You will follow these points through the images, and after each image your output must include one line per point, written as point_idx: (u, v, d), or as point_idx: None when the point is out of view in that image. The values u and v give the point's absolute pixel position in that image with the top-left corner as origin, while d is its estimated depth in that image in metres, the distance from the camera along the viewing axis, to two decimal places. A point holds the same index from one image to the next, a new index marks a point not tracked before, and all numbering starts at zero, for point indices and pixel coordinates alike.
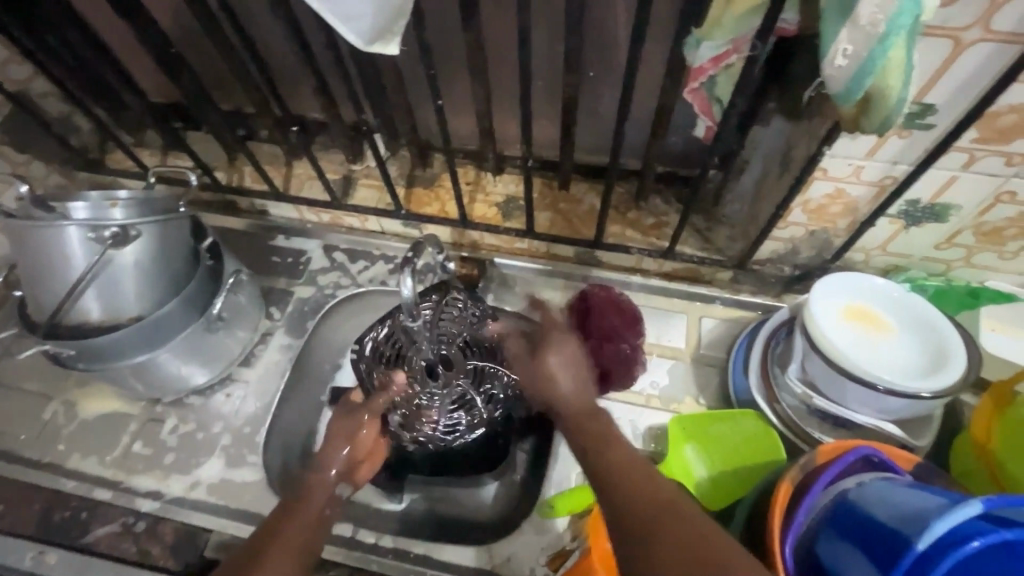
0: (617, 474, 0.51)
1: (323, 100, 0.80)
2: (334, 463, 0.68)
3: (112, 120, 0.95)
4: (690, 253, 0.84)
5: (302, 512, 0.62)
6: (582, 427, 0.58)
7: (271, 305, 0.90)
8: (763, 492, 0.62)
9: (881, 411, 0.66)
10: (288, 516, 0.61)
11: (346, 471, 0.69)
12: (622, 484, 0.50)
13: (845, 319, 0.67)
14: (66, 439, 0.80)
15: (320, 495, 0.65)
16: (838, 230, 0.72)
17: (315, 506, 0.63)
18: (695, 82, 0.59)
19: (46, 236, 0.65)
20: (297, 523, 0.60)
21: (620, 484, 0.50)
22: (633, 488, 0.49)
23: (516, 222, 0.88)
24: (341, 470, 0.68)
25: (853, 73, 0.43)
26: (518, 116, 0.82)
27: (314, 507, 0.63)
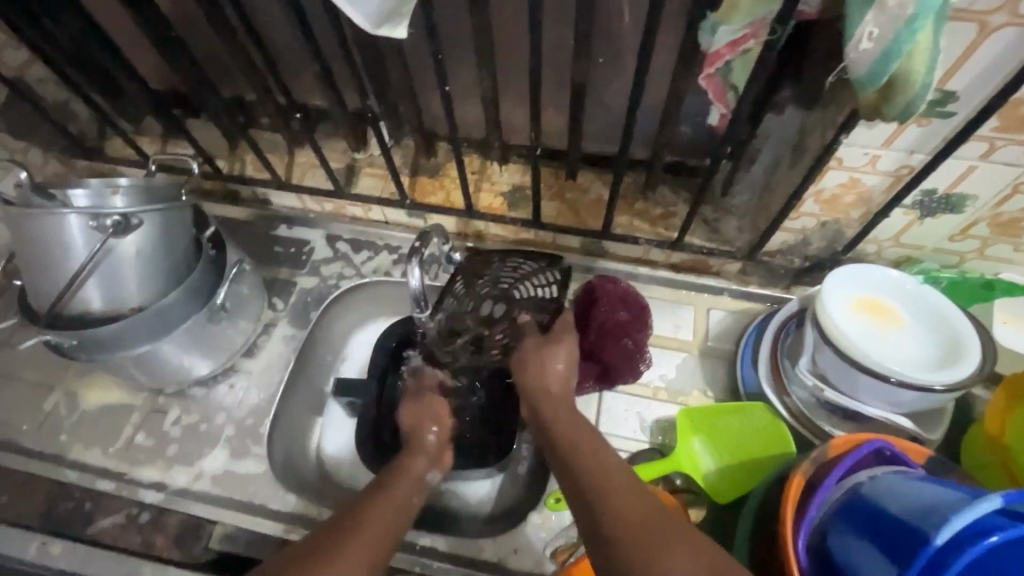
0: (598, 489, 0.50)
1: (327, 86, 0.78)
2: (423, 448, 0.69)
3: (110, 107, 0.93)
4: (699, 244, 0.83)
5: (387, 498, 0.60)
6: (570, 440, 0.59)
7: (274, 295, 0.89)
8: (774, 485, 0.62)
9: (893, 404, 0.65)
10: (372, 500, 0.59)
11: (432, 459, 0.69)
12: (604, 500, 0.49)
13: (858, 311, 0.66)
14: (68, 430, 0.80)
15: (406, 483, 0.64)
16: (851, 221, 0.71)
17: (400, 492, 0.62)
18: (711, 67, 0.58)
19: (45, 224, 0.63)
20: (382, 506, 0.58)
21: (602, 498, 0.49)
22: (615, 502, 0.48)
23: (522, 211, 0.87)
24: (429, 458, 0.69)
25: (878, 56, 0.42)
26: (525, 104, 0.80)
27: (403, 493, 0.62)
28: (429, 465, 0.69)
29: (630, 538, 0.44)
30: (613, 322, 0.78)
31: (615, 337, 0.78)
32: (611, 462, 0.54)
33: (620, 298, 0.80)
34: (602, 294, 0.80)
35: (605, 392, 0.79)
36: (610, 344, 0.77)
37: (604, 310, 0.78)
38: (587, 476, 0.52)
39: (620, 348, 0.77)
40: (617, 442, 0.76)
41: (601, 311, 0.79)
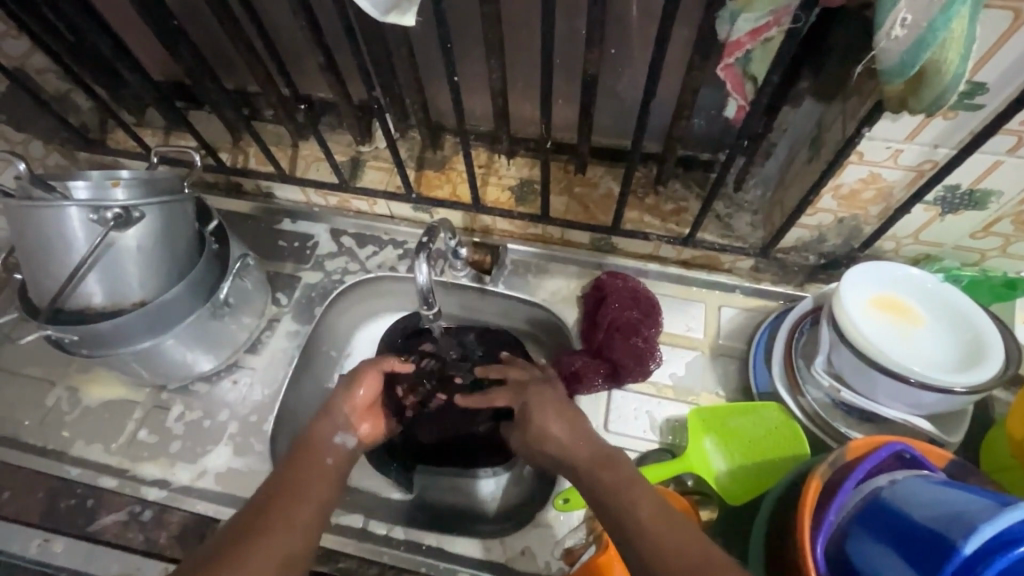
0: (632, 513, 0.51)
1: (331, 77, 0.77)
2: (335, 411, 0.69)
3: (111, 97, 0.92)
4: (711, 240, 0.80)
5: (306, 468, 0.62)
6: (595, 472, 0.57)
7: (277, 290, 0.88)
8: (791, 487, 0.60)
9: (911, 405, 0.64)
10: (297, 468, 0.61)
11: (344, 423, 0.69)
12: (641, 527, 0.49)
13: (877, 309, 0.65)
14: (70, 426, 0.79)
15: (320, 454, 0.64)
16: (869, 217, 0.69)
17: (315, 458, 0.63)
18: (730, 58, 0.55)
19: (45, 217, 0.62)
20: (308, 476, 0.61)
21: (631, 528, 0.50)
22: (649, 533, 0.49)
23: (530, 206, 0.85)
24: (341, 420, 0.68)
25: (912, 45, 0.41)
26: (535, 95, 0.78)
27: (311, 463, 0.63)
28: (340, 429, 0.67)
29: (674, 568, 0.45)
30: (625, 321, 0.76)
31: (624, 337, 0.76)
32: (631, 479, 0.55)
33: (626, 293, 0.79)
34: (612, 292, 0.78)
35: (614, 391, 0.78)
36: (621, 349, 0.75)
37: (612, 312, 0.77)
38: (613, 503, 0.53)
39: (630, 351, 0.75)
40: (626, 441, 0.75)
41: (610, 312, 0.77)
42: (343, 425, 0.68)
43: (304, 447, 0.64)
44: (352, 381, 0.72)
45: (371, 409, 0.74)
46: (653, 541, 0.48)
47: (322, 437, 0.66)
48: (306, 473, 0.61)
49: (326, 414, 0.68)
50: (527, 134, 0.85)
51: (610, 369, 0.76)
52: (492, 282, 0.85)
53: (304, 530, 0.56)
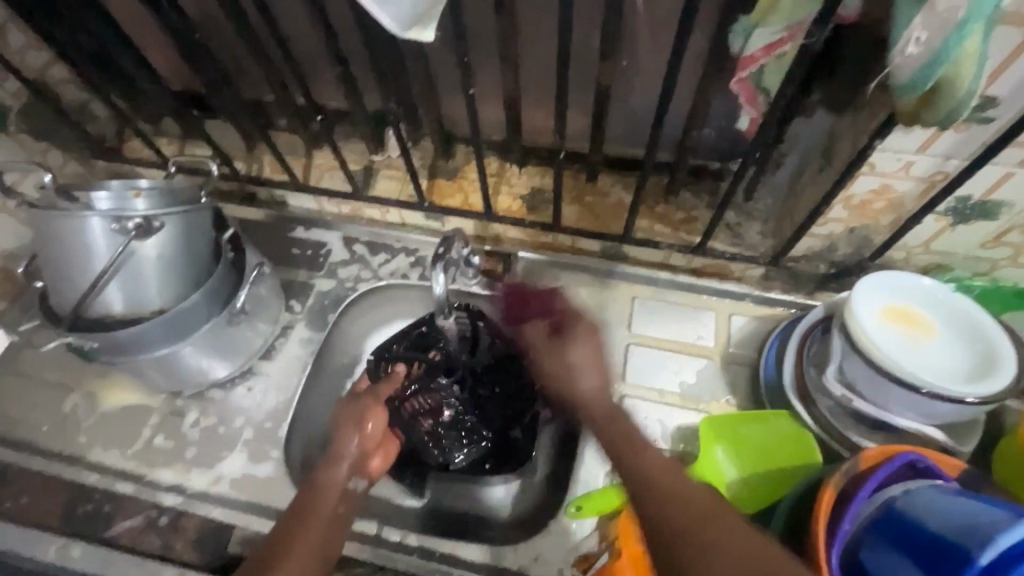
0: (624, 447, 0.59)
1: (347, 88, 0.78)
2: (347, 453, 0.67)
3: (129, 107, 0.93)
4: (722, 249, 0.81)
5: (318, 511, 0.62)
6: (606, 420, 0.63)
7: (291, 297, 0.89)
8: (803, 495, 0.61)
9: (924, 415, 0.64)
10: (308, 511, 0.62)
11: (356, 465, 0.68)
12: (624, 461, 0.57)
13: (889, 319, 0.65)
14: (88, 431, 0.80)
15: (331, 494, 0.64)
16: (880, 226, 0.69)
17: (326, 506, 0.63)
18: (745, 71, 0.56)
19: (70, 226, 0.63)
20: (318, 525, 0.61)
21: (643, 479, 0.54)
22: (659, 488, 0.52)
23: (542, 215, 0.86)
24: (352, 463, 0.67)
25: (925, 61, 0.42)
26: (547, 106, 0.79)
27: (325, 503, 0.63)
28: (353, 471, 0.67)
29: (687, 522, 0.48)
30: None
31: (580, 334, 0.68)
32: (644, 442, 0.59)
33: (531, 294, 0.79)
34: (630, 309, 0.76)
35: (625, 399, 0.78)
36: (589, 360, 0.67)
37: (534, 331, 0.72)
38: (611, 444, 0.60)
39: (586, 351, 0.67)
40: None
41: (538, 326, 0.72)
42: (356, 468, 0.68)
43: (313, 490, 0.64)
44: (360, 415, 0.70)
45: (383, 441, 0.72)
46: (639, 463, 0.56)
47: (335, 484, 0.65)
48: (314, 517, 0.62)
49: (338, 457, 0.67)
50: (539, 143, 0.86)
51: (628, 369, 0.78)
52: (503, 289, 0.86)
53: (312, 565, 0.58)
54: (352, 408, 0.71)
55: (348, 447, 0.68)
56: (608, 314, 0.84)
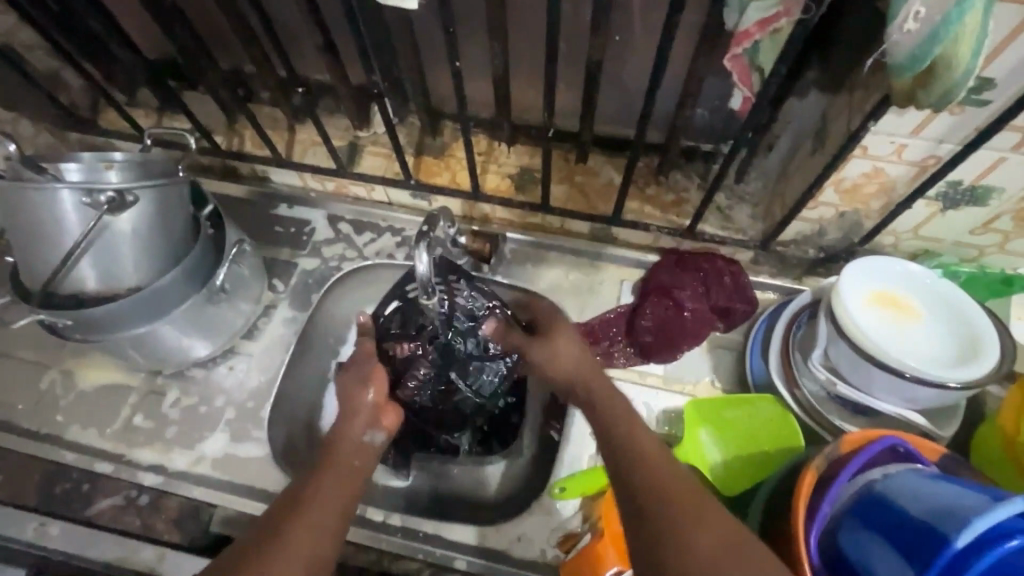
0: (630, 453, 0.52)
1: (330, 59, 0.75)
2: (359, 409, 0.66)
3: (103, 76, 0.89)
4: (711, 232, 0.80)
5: (334, 463, 0.60)
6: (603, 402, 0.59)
7: (273, 276, 0.87)
8: (784, 478, 0.61)
9: (907, 400, 0.64)
10: (327, 461, 0.60)
11: (371, 419, 0.66)
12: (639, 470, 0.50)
13: (875, 304, 0.65)
14: (64, 410, 0.78)
15: (348, 447, 0.62)
16: (870, 211, 0.69)
17: (343, 462, 0.60)
18: (739, 48, 0.54)
19: (36, 200, 0.61)
20: (337, 473, 0.59)
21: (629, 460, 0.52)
22: (649, 472, 0.50)
23: (531, 195, 0.84)
24: (368, 417, 0.66)
25: (923, 38, 0.41)
26: (538, 82, 0.77)
27: (341, 458, 0.61)
28: (367, 425, 0.65)
29: (667, 517, 0.46)
30: (661, 321, 0.77)
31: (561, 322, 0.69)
32: (629, 415, 0.57)
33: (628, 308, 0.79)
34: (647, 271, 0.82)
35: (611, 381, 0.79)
36: (558, 342, 0.66)
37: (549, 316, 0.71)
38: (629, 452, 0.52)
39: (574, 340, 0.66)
40: None
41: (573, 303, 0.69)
42: (371, 422, 0.66)
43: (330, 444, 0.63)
44: (363, 379, 0.69)
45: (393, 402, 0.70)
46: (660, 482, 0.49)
47: (350, 438, 0.63)
48: (336, 470, 0.59)
49: (351, 414, 0.66)
50: (528, 121, 0.84)
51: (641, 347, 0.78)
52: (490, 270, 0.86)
53: (335, 514, 0.55)
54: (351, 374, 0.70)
55: (359, 400, 0.67)
56: (598, 297, 0.84)
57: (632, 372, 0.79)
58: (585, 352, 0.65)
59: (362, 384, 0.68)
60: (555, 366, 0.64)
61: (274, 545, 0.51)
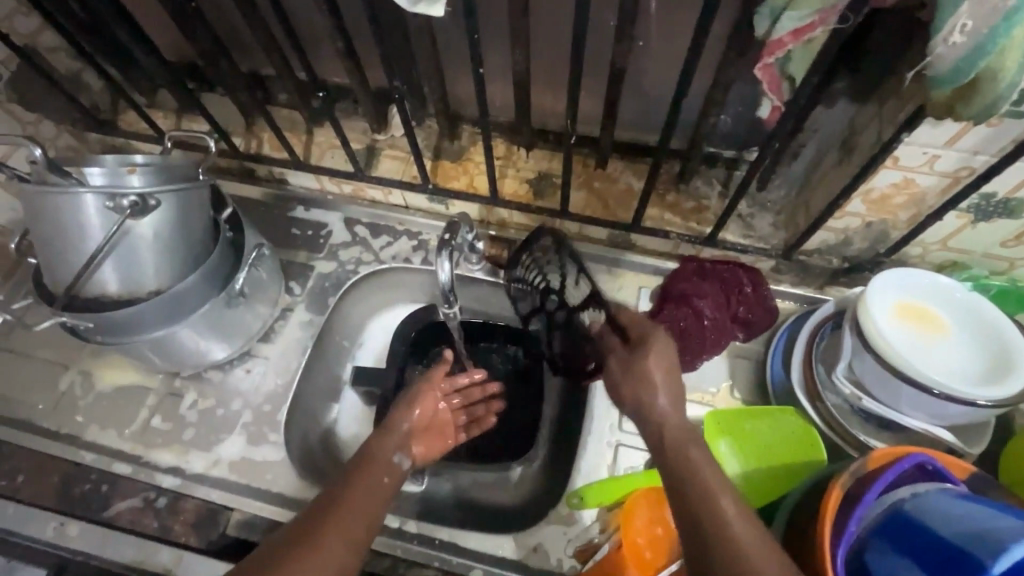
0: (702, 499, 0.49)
1: (350, 63, 0.75)
2: (396, 428, 0.67)
3: (123, 78, 0.90)
4: (732, 241, 0.79)
5: (365, 478, 0.60)
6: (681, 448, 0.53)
7: (290, 279, 0.87)
8: (807, 493, 0.61)
9: (935, 416, 0.63)
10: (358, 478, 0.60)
11: (403, 441, 0.67)
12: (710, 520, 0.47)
13: (904, 317, 0.64)
14: (84, 410, 0.79)
15: (380, 463, 0.63)
16: (898, 222, 0.67)
17: (373, 475, 0.61)
18: (771, 57, 0.53)
19: (60, 204, 0.61)
20: (365, 486, 0.59)
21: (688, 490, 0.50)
22: (713, 508, 0.48)
23: (549, 200, 0.83)
24: (400, 439, 0.67)
25: (968, 51, 0.40)
26: (559, 86, 0.76)
27: (372, 473, 0.61)
28: (398, 447, 0.66)
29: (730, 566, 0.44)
30: (678, 325, 0.75)
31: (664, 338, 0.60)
32: (699, 453, 0.53)
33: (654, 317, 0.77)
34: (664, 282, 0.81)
35: None
36: (660, 364, 0.58)
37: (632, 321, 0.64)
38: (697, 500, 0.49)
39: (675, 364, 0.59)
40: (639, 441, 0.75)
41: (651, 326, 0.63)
42: (401, 443, 0.66)
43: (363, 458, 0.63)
44: (410, 401, 0.70)
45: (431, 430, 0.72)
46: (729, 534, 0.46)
47: (382, 452, 0.64)
48: (366, 487, 0.59)
49: (388, 431, 0.67)
50: (547, 125, 0.83)
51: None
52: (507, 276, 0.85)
53: (361, 528, 0.56)
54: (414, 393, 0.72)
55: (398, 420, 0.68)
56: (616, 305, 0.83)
57: None
58: (677, 395, 0.57)
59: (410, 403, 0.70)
60: (637, 385, 0.58)
61: (300, 552, 0.52)
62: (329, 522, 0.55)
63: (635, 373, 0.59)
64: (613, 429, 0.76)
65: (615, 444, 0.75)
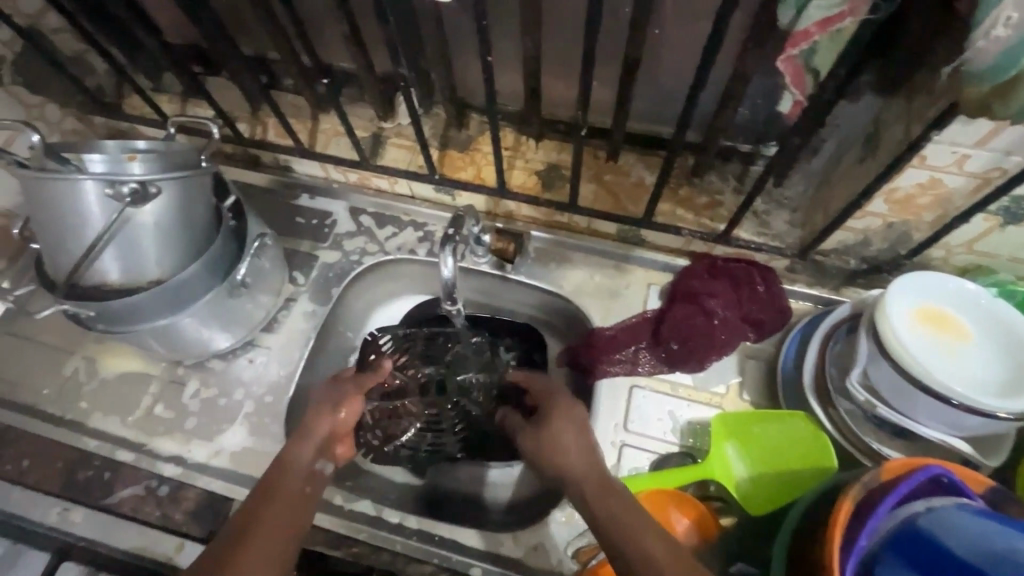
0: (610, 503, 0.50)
1: (355, 49, 0.73)
2: (313, 434, 0.61)
3: (127, 61, 0.88)
4: (746, 239, 0.77)
5: (286, 489, 0.56)
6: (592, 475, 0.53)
7: (294, 269, 0.86)
8: (818, 499, 0.59)
9: (952, 427, 0.61)
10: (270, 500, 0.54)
11: (321, 448, 0.62)
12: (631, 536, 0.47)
13: (924, 324, 0.62)
14: (88, 396, 0.79)
15: (297, 473, 0.58)
16: (921, 223, 0.64)
17: (292, 486, 0.56)
18: (795, 49, 0.51)
19: (60, 190, 0.60)
20: (286, 498, 0.55)
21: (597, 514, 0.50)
22: (631, 529, 0.47)
23: (557, 193, 0.81)
24: (318, 446, 0.61)
25: (1011, 46, 0.41)
26: (570, 76, 0.74)
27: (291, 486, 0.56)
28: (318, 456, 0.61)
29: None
30: (687, 326, 0.75)
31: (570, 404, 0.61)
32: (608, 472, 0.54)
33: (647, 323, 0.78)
34: (672, 281, 0.80)
35: (635, 390, 0.76)
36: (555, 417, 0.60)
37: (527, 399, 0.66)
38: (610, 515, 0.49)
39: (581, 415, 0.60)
40: (645, 442, 0.73)
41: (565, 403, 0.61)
42: (320, 450, 0.61)
43: (274, 473, 0.57)
44: (336, 402, 0.65)
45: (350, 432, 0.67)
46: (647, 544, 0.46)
47: (299, 465, 0.59)
48: (290, 494, 0.56)
49: (301, 437, 0.61)
50: (557, 116, 0.80)
51: (667, 354, 0.76)
52: (514, 269, 0.83)
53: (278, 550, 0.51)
54: (335, 391, 0.66)
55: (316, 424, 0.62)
56: (623, 301, 0.81)
57: (656, 381, 0.76)
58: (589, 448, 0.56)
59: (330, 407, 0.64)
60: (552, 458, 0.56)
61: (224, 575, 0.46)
62: (238, 556, 0.48)
63: (545, 442, 0.58)
64: (618, 428, 0.74)
65: (620, 444, 0.73)
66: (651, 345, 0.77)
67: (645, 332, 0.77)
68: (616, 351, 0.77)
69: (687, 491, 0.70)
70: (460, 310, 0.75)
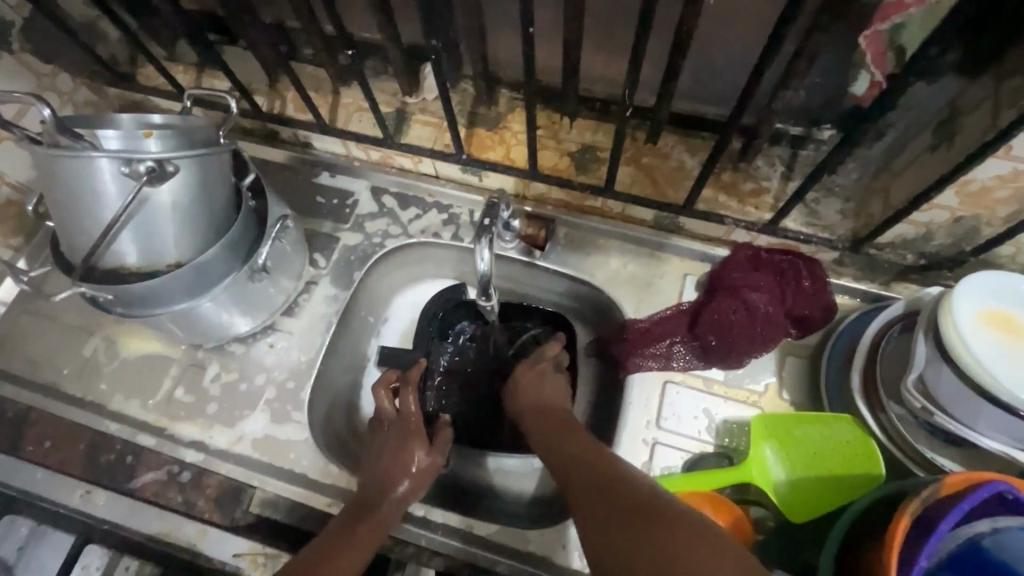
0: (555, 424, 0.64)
1: (382, 17, 0.68)
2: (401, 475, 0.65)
3: (142, 28, 0.84)
4: (795, 229, 0.72)
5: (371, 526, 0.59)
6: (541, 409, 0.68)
7: (315, 251, 0.83)
8: (869, 506, 0.56)
9: (1019, 440, 0.56)
10: (356, 537, 0.58)
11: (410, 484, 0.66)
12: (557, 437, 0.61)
13: (992, 328, 0.57)
14: (108, 378, 0.77)
15: (387, 511, 0.62)
16: (994, 219, 0.59)
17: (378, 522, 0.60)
18: (885, 20, 0.50)
19: (74, 168, 0.57)
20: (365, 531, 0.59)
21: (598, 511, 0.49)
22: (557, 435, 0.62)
23: (592, 176, 0.77)
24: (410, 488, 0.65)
25: None
26: (612, 49, 0.69)
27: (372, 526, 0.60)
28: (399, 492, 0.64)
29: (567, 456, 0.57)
30: (725, 318, 0.69)
31: (540, 364, 0.74)
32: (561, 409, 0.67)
33: (676, 317, 0.74)
34: (711, 271, 0.75)
35: (668, 385, 0.73)
36: (525, 380, 0.73)
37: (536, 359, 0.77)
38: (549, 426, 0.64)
39: (559, 381, 0.72)
40: (679, 441, 0.70)
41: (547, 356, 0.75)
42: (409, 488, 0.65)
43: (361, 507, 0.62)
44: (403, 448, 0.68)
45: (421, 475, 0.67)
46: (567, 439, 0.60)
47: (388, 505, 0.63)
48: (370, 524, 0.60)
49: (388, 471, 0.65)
50: (594, 93, 0.75)
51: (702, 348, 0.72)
52: (543, 256, 0.80)
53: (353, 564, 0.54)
54: (398, 441, 0.68)
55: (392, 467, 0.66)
56: (657, 292, 0.78)
57: (690, 376, 0.73)
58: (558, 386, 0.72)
59: (402, 447, 0.68)
60: (528, 393, 0.71)
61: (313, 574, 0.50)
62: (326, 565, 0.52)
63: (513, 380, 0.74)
64: (650, 426, 0.71)
65: (653, 442, 0.71)
66: (682, 338, 0.73)
67: (681, 325, 0.74)
68: (647, 346, 0.73)
69: (723, 493, 0.67)
70: (495, 305, 0.75)
